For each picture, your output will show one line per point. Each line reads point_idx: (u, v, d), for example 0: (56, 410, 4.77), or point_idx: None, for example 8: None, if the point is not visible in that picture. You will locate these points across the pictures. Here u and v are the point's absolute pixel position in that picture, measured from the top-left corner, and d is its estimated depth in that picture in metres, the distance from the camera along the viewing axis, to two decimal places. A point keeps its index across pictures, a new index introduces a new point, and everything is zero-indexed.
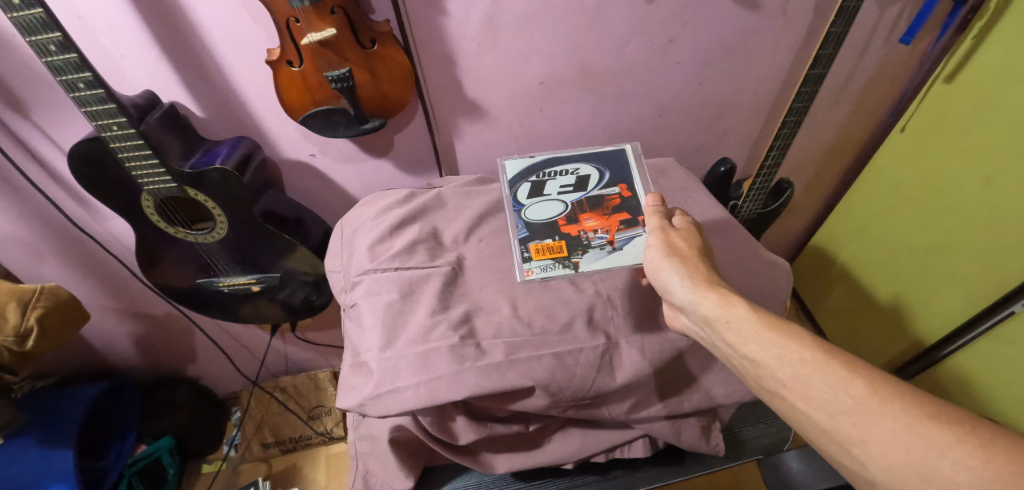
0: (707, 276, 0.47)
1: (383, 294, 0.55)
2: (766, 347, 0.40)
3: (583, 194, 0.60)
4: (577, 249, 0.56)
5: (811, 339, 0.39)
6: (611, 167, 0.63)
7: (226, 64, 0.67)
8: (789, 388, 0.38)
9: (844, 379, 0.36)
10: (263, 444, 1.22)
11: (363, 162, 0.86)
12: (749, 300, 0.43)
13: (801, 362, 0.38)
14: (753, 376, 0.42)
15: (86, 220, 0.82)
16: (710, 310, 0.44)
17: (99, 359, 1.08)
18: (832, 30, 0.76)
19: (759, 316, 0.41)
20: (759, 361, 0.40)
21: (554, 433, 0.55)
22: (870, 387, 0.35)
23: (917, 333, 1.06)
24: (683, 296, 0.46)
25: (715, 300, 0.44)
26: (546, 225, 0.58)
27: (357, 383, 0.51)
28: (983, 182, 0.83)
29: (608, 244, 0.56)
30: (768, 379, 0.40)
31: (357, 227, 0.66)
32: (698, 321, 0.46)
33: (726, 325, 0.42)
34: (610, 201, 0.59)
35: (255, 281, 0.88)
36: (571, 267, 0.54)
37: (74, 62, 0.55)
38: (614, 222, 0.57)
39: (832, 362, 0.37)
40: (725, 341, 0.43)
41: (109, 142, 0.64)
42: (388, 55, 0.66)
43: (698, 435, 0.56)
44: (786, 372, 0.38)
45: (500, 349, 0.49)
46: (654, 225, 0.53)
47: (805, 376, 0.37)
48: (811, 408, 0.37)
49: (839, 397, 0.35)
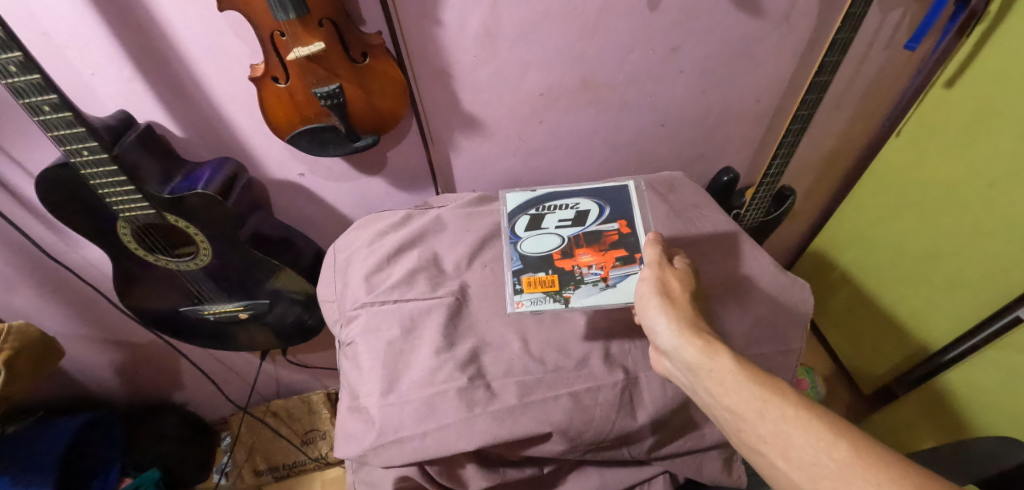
0: (694, 321, 0.45)
1: (382, 331, 0.52)
2: (746, 398, 0.37)
3: (581, 229, 0.57)
4: (569, 283, 0.52)
5: (796, 394, 0.36)
6: (612, 203, 0.60)
7: (205, 83, 0.63)
8: (769, 443, 0.35)
9: (826, 439, 0.33)
10: (255, 471, 1.17)
11: (355, 181, 0.82)
12: (734, 350, 0.41)
13: (782, 417, 0.35)
14: (734, 430, 0.39)
15: (59, 247, 0.76)
16: (693, 357, 0.41)
17: (80, 390, 1.02)
18: (838, 36, 0.73)
19: (743, 367, 0.39)
20: (739, 412, 0.38)
21: (568, 475, 0.50)
22: (854, 450, 0.32)
23: (919, 340, 1.05)
24: (666, 339, 0.44)
25: (699, 347, 0.42)
26: (541, 258, 0.55)
27: (357, 430, 0.46)
28: (986, 187, 0.81)
29: (600, 280, 0.52)
30: (749, 433, 0.37)
31: (350, 253, 0.63)
32: (681, 367, 0.43)
33: (708, 374, 0.40)
34: (608, 237, 0.56)
35: (243, 308, 0.83)
36: (562, 302, 0.50)
37: (38, 83, 0.50)
38: (610, 259, 0.54)
39: (815, 421, 0.34)
40: (705, 391, 0.41)
41: (80, 168, 0.60)
42: (380, 70, 0.62)
43: (720, 469, 0.52)
44: (767, 427, 0.36)
45: (512, 390, 0.47)
46: (650, 261, 0.51)
47: (786, 433, 0.35)
48: (791, 468, 0.34)
49: (822, 460, 0.32)
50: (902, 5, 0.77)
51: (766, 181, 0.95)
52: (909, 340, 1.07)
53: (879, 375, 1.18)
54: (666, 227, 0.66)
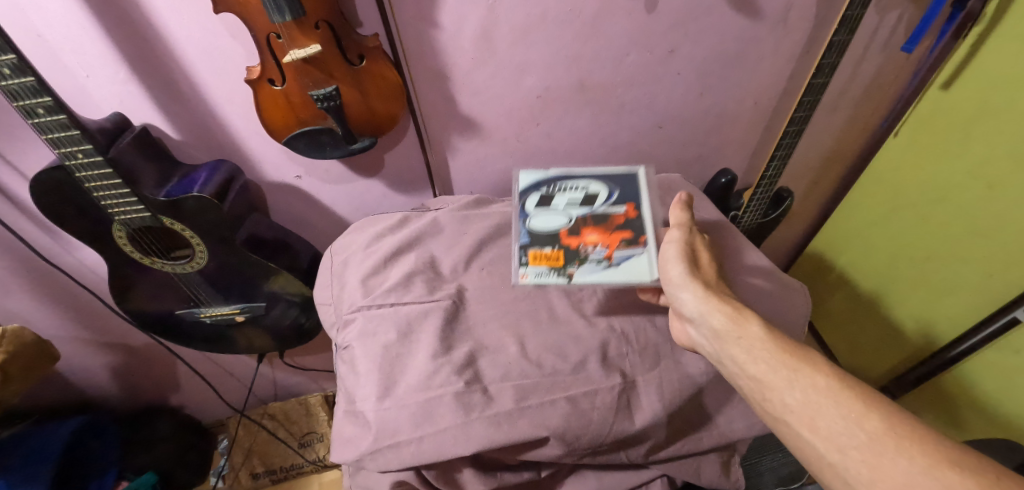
0: (720, 288, 0.47)
1: (379, 334, 0.51)
2: (776, 368, 0.39)
3: (590, 210, 0.58)
4: (573, 260, 0.53)
5: (828, 368, 0.38)
6: (622, 187, 0.61)
7: (201, 84, 0.63)
8: (798, 413, 0.37)
9: (857, 412, 0.35)
10: (252, 474, 1.16)
11: (352, 183, 0.82)
12: (761, 319, 0.43)
13: (814, 389, 0.37)
14: (759, 399, 0.41)
15: (53, 250, 0.76)
16: (721, 324, 0.43)
17: (75, 393, 1.02)
18: (835, 38, 0.73)
19: (773, 337, 0.41)
20: (768, 381, 0.40)
21: (565, 479, 0.50)
22: (885, 424, 0.34)
23: (917, 342, 1.04)
24: (693, 306, 0.46)
25: (728, 314, 0.44)
26: (547, 234, 0.56)
27: (354, 435, 0.46)
28: (983, 189, 0.82)
29: (604, 259, 0.53)
30: (776, 403, 0.39)
31: (347, 256, 0.62)
32: (706, 335, 0.45)
33: (737, 340, 0.42)
34: (615, 219, 0.57)
35: (240, 311, 0.83)
36: (564, 277, 0.51)
37: (32, 85, 0.50)
38: (614, 240, 0.55)
39: (847, 394, 0.36)
40: (732, 357, 0.43)
41: (74, 171, 0.59)
42: (377, 71, 0.61)
43: (718, 472, 0.52)
44: (797, 398, 0.38)
45: (509, 393, 0.46)
46: (676, 226, 0.53)
47: (817, 403, 0.37)
48: (819, 438, 0.36)
49: (852, 431, 0.34)
50: (900, 7, 0.77)
51: (764, 183, 0.95)
52: (906, 341, 1.06)
53: (876, 377, 1.17)
54: None
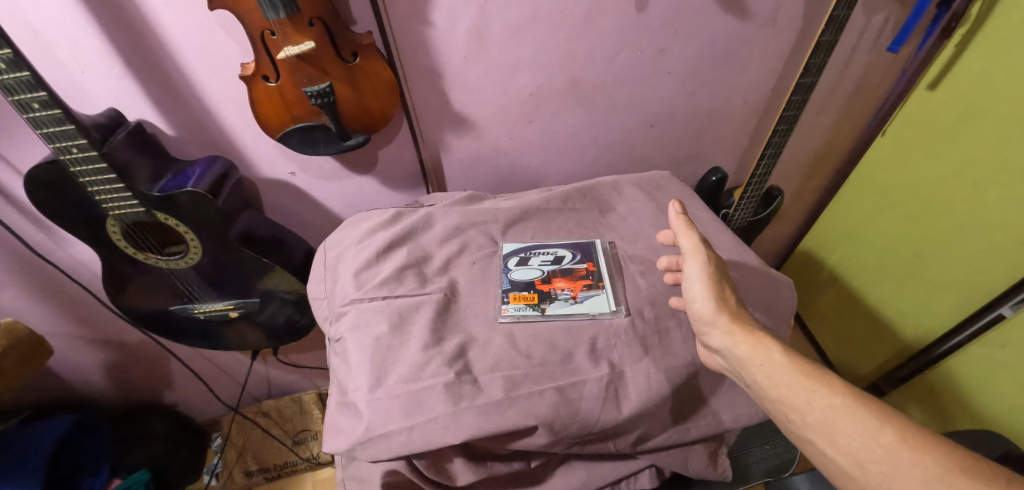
0: (741, 315, 0.47)
1: (371, 326, 0.52)
2: (795, 389, 0.41)
3: (557, 266, 0.62)
4: (546, 299, 0.58)
5: (841, 384, 0.40)
6: (583, 246, 0.65)
7: (197, 82, 0.63)
8: (818, 431, 0.38)
9: (872, 426, 0.36)
10: (245, 472, 1.15)
11: (346, 180, 0.82)
12: (782, 344, 0.44)
13: (830, 407, 0.38)
14: (783, 419, 0.42)
15: (47, 246, 0.76)
16: (746, 355, 0.44)
17: (68, 390, 1.01)
18: (822, 38, 0.75)
19: (792, 360, 0.43)
20: (790, 403, 0.41)
21: (555, 469, 0.50)
22: (900, 436, 0.35)
23: (905, 340, 1.05)
24: (718, 339, 0.47)
25: (750, 343, 0.45)
26: (522, 280, 0.59)
27: (346, 425, 0.47)
28: (969, 187, 0.83)
29: (570, 298, 0.58)
30: (797, 422, 0.40)
31: (340, 251, 0.63)
32: (731, 362, 0.46)
33: (760, 368, 0.43)
34: (580, 270, 0.61)
35: (234, 306, 0.83)
36: (539, 311, 0.55)
37: (28, 80, 0.50)
38: (579, 283, 0.59)
39: (862, 409, 0.37)
40: (756, 383, 0.44)
41: (69, 166, 0.59)
42: (370, 68, 0.62)
43: (705, 463, 0.52)
44: (815, 416, 0.39)
45: (498, 384, 0.47)
46: (692, 249, 0.51)
47: (835, 421, 0.38)
48: (839, 453, 0.37)
49: (869, 445, 0.36)
50: (885, 9, 0.79)
51: (754, 181, 0.95)
52: (892, 339, 1.07)
53: (864, 375, 1.17)
54: (653, 225, 0.67)
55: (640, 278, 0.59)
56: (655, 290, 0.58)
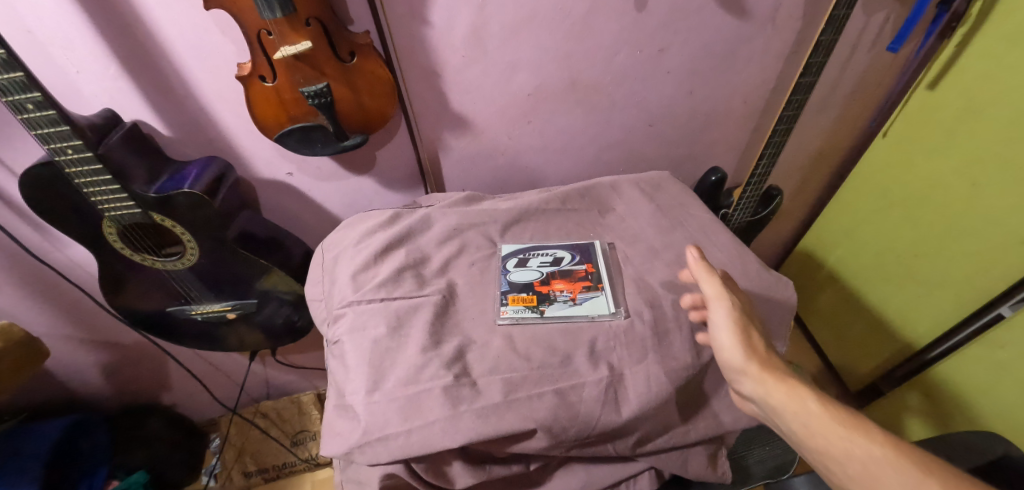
0: (772, 361, 0.46)
1: (369, 329, 0.52)
2: (833, 440, 0.40)
3: (556, 268, 0.62)
4: (545, 300, 0.57)
5: (879, 433, 0.39)
6: (581, 247, 0.64)
7: (193, 82, 0.63)
8: (860, 483, 0.38)
9: (916, 478, 0.35)
10: (244, 473, 1.15)
11: (344, 180, 0.82)
12: (816, 392, 0.43)
13: (870, 458, 0.37)
14: (822, 469, 0.41)
15: (43, 247, 0.75)
16: (780, 404, 0.43)
17: (65, 391, 1.01)
18: (821, 38, 0.74)
19: (827, 408, 0.42)
20: (828, 453, 0.40)
21: (555, 472, 0.50)
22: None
23: (905, 340, 1.05)
24: (750, 387, 0.45)
25: (783, 391, 0.44)
26: (521, 281, 0.59)
27: (343, 428, 0.46)
28: (968, 187, 0.83)
29: (569, 299, 0.57)
30: (836, 473, 0.39)
31: (338, 252, 0.63)
32: (765, 410, 0.46)
33: (794, 417, 0.42)
34: (578, 272, 0.61)
35: (231, 307, 0.82)
36: (537, 313, 0.55)
37: (21, 81, 0.50)
38: (578, 285, 0.59)
39: (903, 459, 0.37)
40: (792, 433, 0.43)
41: (64, 167, 0.59)
42: (368, 68, 0.62)
43: (705, 465, 0.52)
44: (855, 467, 0.38)
45: (497, 387, 0.47)
46: (715, 295, 0.50)
47: (876, 472, 0.37)
48: None
49: None
50: (886, 8, 0.79)
51: (754, 181, 0.95)
52: (892, 339, 1.07)
53: (864, 374, 1.17)
54: (652, 226, 0.67)
55: (639, 280, 0.59)
56: (654, 292, 0.57)
